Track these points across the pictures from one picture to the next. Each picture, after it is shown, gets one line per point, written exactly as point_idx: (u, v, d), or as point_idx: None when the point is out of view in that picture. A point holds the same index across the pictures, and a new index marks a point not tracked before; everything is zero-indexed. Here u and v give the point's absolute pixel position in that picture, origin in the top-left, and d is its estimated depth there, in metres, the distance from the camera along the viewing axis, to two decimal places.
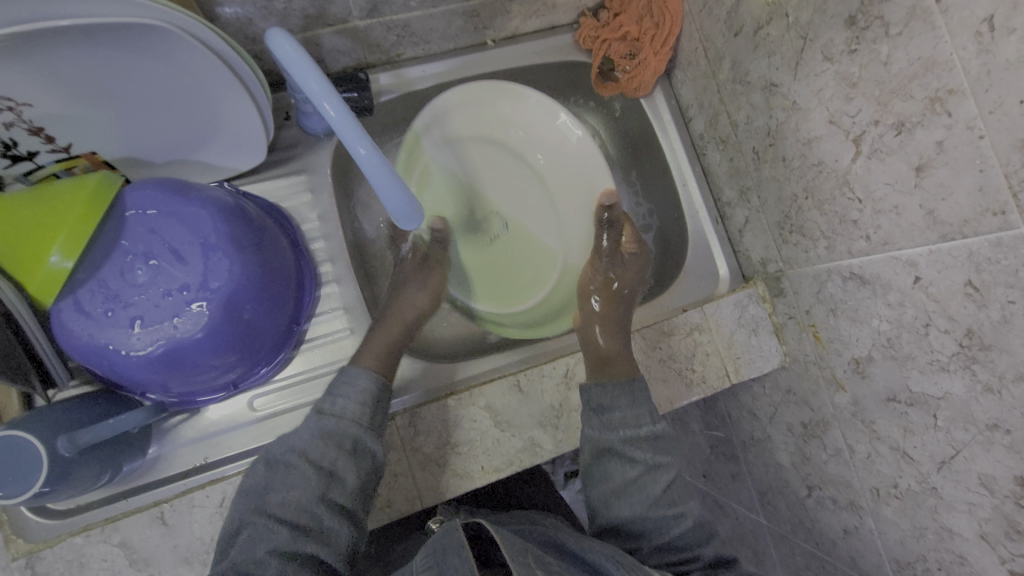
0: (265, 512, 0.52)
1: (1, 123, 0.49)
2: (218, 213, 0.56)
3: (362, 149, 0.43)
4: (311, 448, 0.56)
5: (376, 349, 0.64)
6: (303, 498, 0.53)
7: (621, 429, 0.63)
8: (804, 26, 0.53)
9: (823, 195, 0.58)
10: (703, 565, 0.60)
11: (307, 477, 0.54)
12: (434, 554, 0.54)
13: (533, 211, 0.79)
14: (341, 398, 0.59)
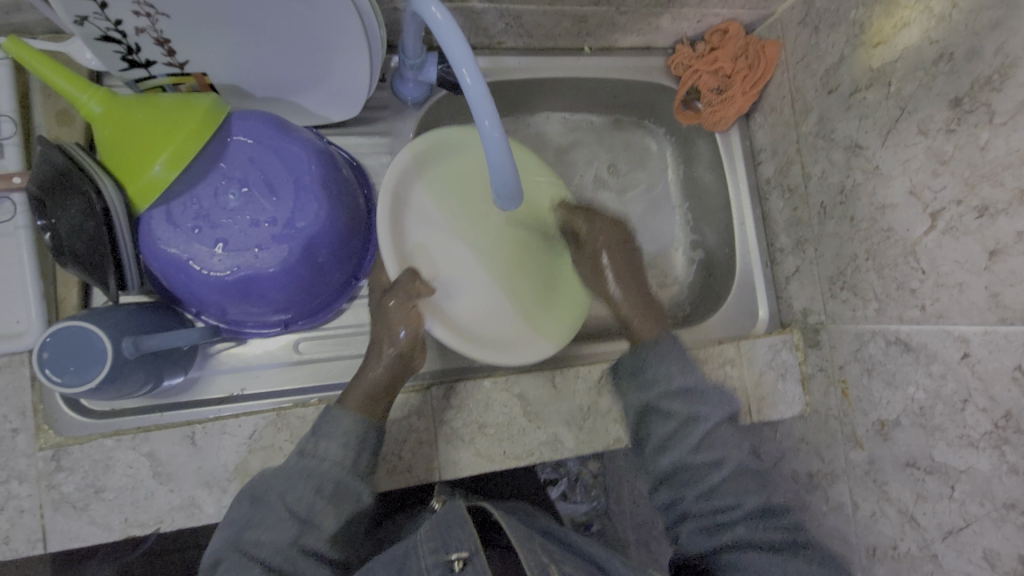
0: (240, 548, 0.50)
1: (133, 27, 0.51)
2: (314, 156, 0.58)
3: (487, 122, 0.45)
4: (290, 490, 0.53)
5: (375, 382, 0.60)
6: (279, 542, 0.51)
7: (657, 386, 0.63)
8: (905, 98, 0.56)
9: (885, 259, 0.60)
10: (746, 514, 0.58)
11: (281, 520, 0.52)
12: (439, 526, 0.54)
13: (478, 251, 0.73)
14: (323, 440, 0.56)
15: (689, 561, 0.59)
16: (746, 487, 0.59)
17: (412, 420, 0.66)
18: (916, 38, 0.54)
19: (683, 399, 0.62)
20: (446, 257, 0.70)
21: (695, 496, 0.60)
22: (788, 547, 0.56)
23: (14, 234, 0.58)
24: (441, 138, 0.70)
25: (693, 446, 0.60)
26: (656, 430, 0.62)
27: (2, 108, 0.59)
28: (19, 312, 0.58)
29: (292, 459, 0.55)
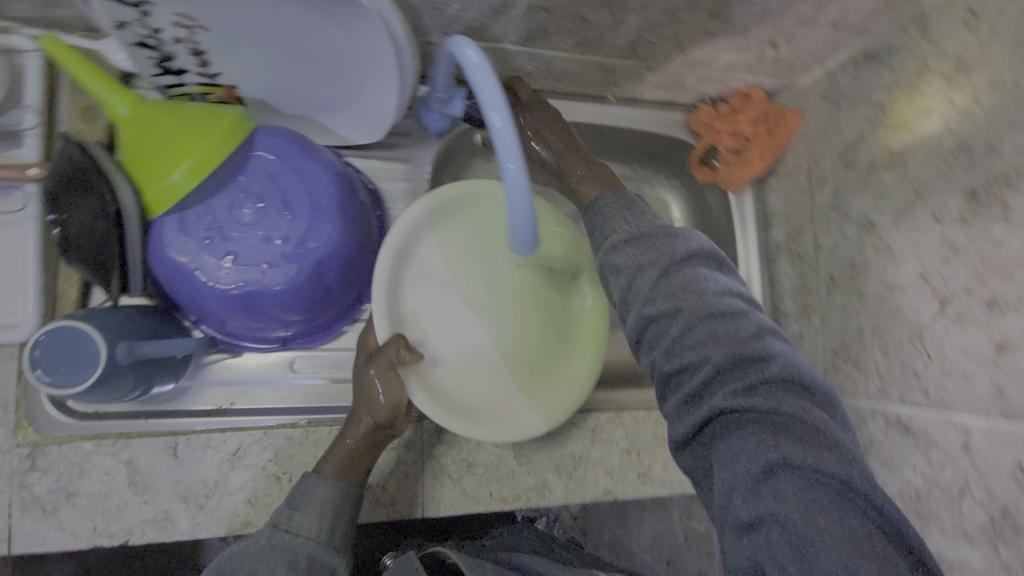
0: None
1: (171, 36, 0.51)
2: (334, 178, 0.58)
3: (511, 165, 0.45)
4: (261, 566, 0.51)
5: (352, 446, 0.59)
6: None
7: (612, 240, 0.57)
8: (922, 183, 0.57)
9: (891, 338, 0.60)
10: (716, 368, 0.48)
11: None
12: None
13: (485, 315, 0.67)
14: (298, 513, 0.55)
15: (681, 442, 0.49)
16: (715, 338, 0.48)
17: (400, 452, 0.64)
18: (937, 127, 0.55)
19: (635, 247, 0.55)
20: (448, 320, 0.66)
21: (669, 359, 0.50)
22: (777, 421, 0.44)
23: (22, 224, 0.57)
24: (452, 196, 0.67)
25: (653, 296, 0.52)
26: (617, 290, 0.56)
27: (29, 99, 0.59)
28: (15, 304, 0.57)
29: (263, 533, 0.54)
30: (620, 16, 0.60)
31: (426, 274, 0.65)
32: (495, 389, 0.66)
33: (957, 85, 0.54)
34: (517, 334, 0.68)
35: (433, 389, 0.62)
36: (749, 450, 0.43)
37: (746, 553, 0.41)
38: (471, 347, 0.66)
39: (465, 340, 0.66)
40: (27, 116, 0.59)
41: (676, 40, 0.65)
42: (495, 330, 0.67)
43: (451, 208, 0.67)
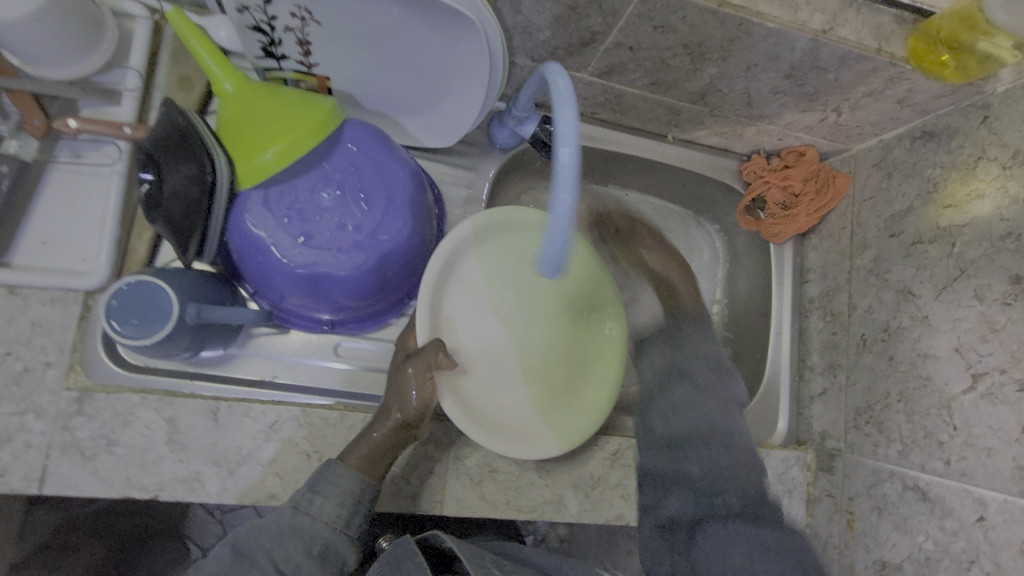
0: None
1: (284, 24, 0.54)
2: (410, 176, 0.61)
3: (564, 198, 0.43)
4: (278, 548, 0.52)
5: (379, 447, 0.59)
6: None
7: (694, 357, 0.68)
8: (966, 261, 0.60)
9: (917, 406, 0.62)
10: (739, 494, 0.60)
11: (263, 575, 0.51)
12: (389, 558, 0.55)
13: (517, 335, 0.69)
14: (318, 499, 0.55)
15: (673, 520, 0.62)
16: (743, 463, 0.61)
17: (429, 449, 0.65)
18: (988, 211, 0.58)
19: (713, 374, 0.66)
20: (482, 334, 0.68)
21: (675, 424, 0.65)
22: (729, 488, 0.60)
23: (107, 178, 0.60)
24: (503, 217, 0.69)
25: (688, 379, 0.66)
26: (680, 393, 0.66)
27: (132, 61, 0.62)
28: (88, 254, 0.59)
29: (284, 515, 0.54)
30: (700, 65, 0.63)
31: (468, 290, 0.67)
32: (518, 407, 0.68)
33: (1013, 175, 0.57)
34: (543, 355, 0.70)
35: (461, 398, 0.64)
36: (743, 558, 0.54)
37: None
38: (498, 362, 0.68)
39: (495, 356, 0.68)
40: (129, 77, 0.62)
41: (746, 94, 0.68)
42: (524, 350, 0.70)
43: (498, 229, 0.69)
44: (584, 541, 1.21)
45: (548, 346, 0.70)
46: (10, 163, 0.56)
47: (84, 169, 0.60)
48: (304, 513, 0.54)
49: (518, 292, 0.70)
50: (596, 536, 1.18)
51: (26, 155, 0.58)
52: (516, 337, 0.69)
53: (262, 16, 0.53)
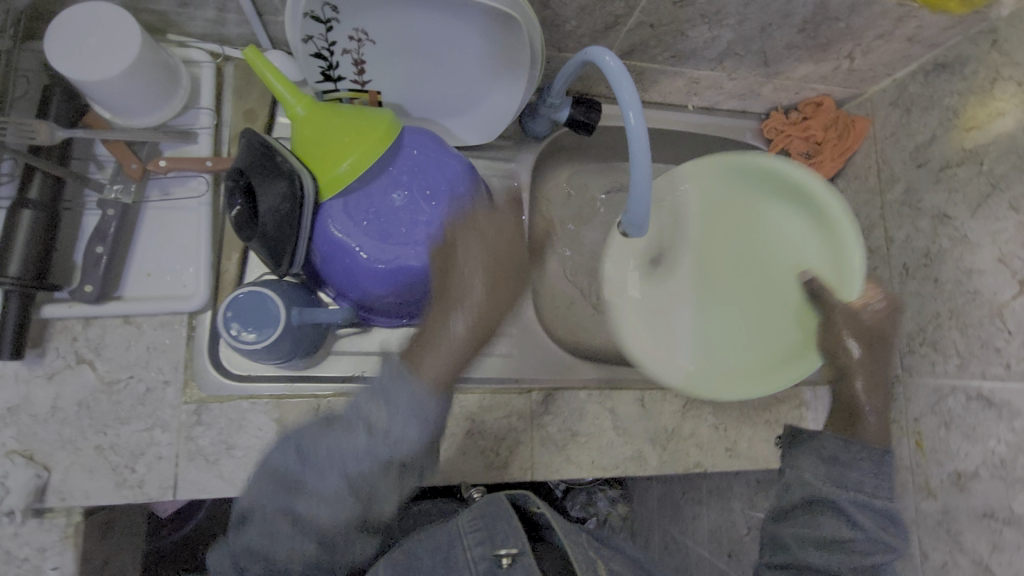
0: (289, 512, 0.51)
1: (341, 48, 0.60)
2: (466, 170, 0.66)
3: (641, 159, 0.54)
4: (350, 462, 0.51)
5: (442, 358, 0.54)
6: (331, 519, 0.51)
7: (855, 490, 0.58)
8: (997, 176, 0.63)
9: (969, 319, 0.65)
10: None
11: (342, 497, 0.51)
12: (483, 519, 0.60)
13: (702, 274, 0.77)
14: (384, 408, 0.52)
15: None
16: None
17: (513, 420, 0.70)
18: (1010, 125, 0.61)
19: (872, 516, 0.58)
20: (676, 267, 0.78)
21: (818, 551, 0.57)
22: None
23: (196, 210, 0.66)
24: (731, 160, 0.72)
25: (850, 519, 0.57)
26: (821, 521, 0.58)
27: (203, 102, 0.68)
28: (187, 279, 0.66)
29: (357, 447, 0.51)
30: (717, 31, 0.68)
31: (675, 228, 0.77)
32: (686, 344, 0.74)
33: None
34: (732, 316, 0.75)
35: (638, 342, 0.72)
36: None
37: None
38: (683, 322, 0.76)
39: (677, 292, 0.77)
40: (202, 116, 0.68)
41: (762, 54, 0.72)
42: (704, 289, 0.77)
43: (719, 172, 0.74)
44: (646, 515, 1.23)
45: (730, 290, 0.76)
46: (114, 207, 0.63)
47: (174, 204, 0.66)
48: (376, 443, 0.52)
49: (722, 237, 0.77)
50: (658, 507, 1.19)
51: (126, 198, 0.64)
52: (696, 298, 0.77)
53: (323, 43, 0.59)
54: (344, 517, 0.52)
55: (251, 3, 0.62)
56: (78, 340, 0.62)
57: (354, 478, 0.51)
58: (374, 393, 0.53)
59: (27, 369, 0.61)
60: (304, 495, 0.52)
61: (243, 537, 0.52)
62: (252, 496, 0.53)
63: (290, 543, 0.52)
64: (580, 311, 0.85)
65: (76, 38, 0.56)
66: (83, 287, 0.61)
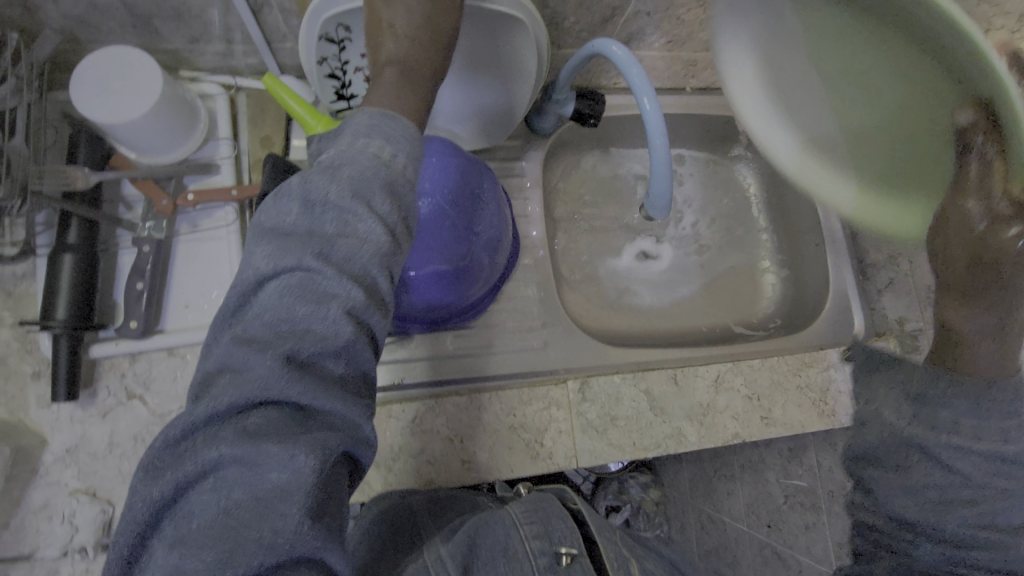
0: (252, 344, 0.32)
1: (354, 66, 0.62)
2: (479, 168, 0.69)
3: (659, 141, 0.56)
4: (320, 230, 0.33)
5: (385, 102, 0.40)
6: (325, 308, 0.32)
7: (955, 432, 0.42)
8: None
9: None
10: None
11: (339, 283, 0.33)
12: (538, 513, 0.54)
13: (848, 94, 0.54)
14: (374, 143, 0.37)
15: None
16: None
17: (552, 411, 0.72)
18: None
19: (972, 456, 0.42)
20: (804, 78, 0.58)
21: (906, 498, 0.43)
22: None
23: (226, 238, 0.68)
24: None
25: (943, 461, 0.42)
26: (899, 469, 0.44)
27: (221, 133, 0.70)
28: None
29: (363, 161, 0.35)
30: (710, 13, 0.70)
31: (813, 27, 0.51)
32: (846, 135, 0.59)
33: None
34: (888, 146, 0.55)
35: (790, 154, 0.65)
36: None
37: None
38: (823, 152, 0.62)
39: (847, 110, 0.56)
40: (222, 147, 0.70)
41: None
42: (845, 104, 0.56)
43: None
44: (678, 499, 1.19)
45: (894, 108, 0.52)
46: (149, 243, 0.64)
47: (204, 235, 0.68)
48: (386, 168, 0.36)
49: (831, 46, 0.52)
50: (690, 487, 1.16)
51: (158, 233, 0.65)
52: (892, 71, 0.48)
53: (337, 62, 0.61)
54: (374, 283, 0.34)
55: (261, 33, 0.64)
56: (127, 376, 0.64)
57: (379, 208, 0.34)
58: (362, 130, 0.37)
59: (81, 410, 0.63)
60: (334, 236, 0.33)
61: (248, 329, 0.32)
62: (264, 263, 0.33)
63: (316, 326, 0.32)
64: (603, 298, 0.87)
65: (102, 83, 0.58)
66: (128, 324, 0.63)
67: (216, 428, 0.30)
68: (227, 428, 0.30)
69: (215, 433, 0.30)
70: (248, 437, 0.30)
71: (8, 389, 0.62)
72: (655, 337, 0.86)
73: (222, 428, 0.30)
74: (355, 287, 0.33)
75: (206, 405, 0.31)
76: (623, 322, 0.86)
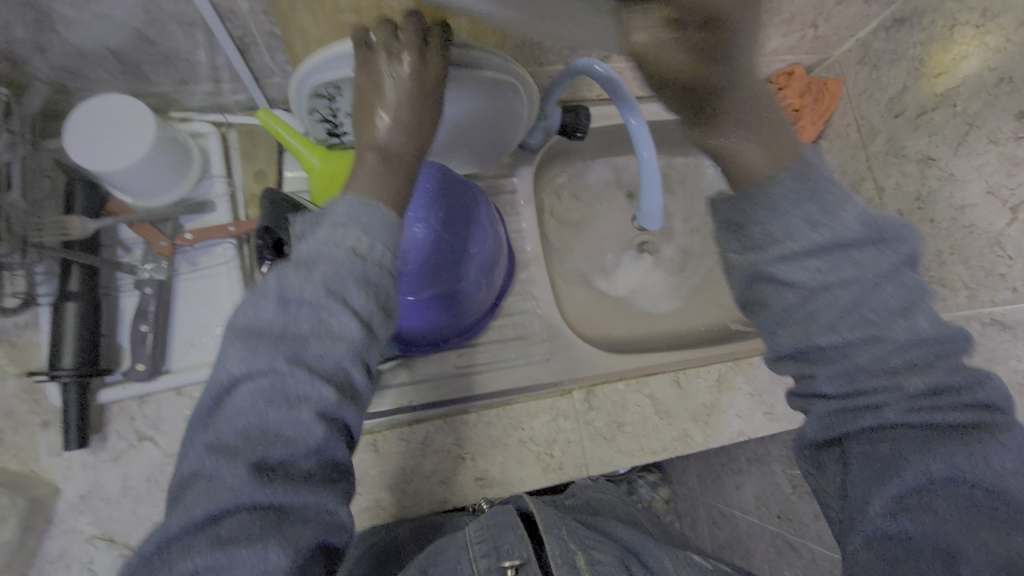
0: (221, 449, 0.36)
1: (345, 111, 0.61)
2: (473, 192, 0.70)
3: (646, 153, 0.58)
4: (292, 325, 0.38)
5: (373, 191, 0.44)
6: (303, 406, 0.36)
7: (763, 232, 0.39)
8: (972, 115, 0.66)
9: (971, 251, 0.67)
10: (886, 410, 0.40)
11: (314, 382, 0.37)
12: (489, 529, 0.54)
13: None
14: (358, 227, 0.41)
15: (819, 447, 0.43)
16: (903, 359, 0.38)
17: (560, 422, 0.73)
18: (976, 67, 0.65)
19: (817, 261, 0.38)
20: None
21: (786, 328, 0.39)
22: (1010, 505, 0.37)
23: (226, 274, 0.69)
24: None
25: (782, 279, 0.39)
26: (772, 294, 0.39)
27: (215, 171, 0.71)
28: None
29: (339, 255, 0.39)
30: None
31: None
32: None
33: (989, 30, 0.63)
34: None
35: None
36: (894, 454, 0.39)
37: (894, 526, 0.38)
38: None
39: None
40: (216, 184, 0.71)
41: None
42: None
43: None
44: (687, 495, 1.21)
45: None
46: (151, 284, 0.65)
47: (204, 272, 0.69)
48: (363, 260, 0.39)
49: None
50: (698, 483, 1.17)
51: (160, 275, 0.66)
52: None
53: (326, 110, 0.60)
54: (347, 376, 0.38)
55: (249, 71, 0.65)
56: (136, 419, 0.64)
57: (354, 301, 0.39)
58: (341, 219, 0.41)
59: (92, 455, 0.63)
60: (310, 333, 0.38)
61: (223, 435, 0.36)
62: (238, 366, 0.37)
63: (288, 428, 0.36)
64: (604, 306, 0.88)
65: (95, 133, 0.59)
66: (136, 366, 0.64)
67: (189, 539, 0.33)
68: (200, 540, 0.33)
69: (189, 545, 0.33)
70: (219, 545, 0.33)
71: (18, 441, 0.62)
72: (656, 341, 0.88)
73: (196, 539, 0.33)
74: (326, 386, 0.37)
75: (185, 514, 0.34)
76: (625, 329, 0.87)
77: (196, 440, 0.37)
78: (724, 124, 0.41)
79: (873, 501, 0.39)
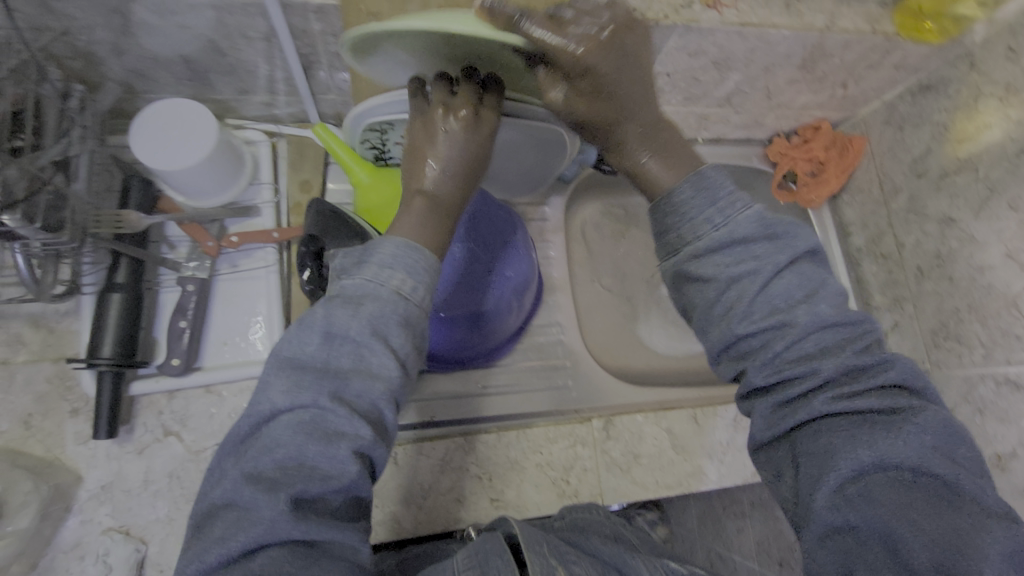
0: (258, 477, 0.39)
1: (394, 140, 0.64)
2: (511, 218, 0.73)
3: None
4: (336, 357, 0.42)
5: (416, 234, 0.48)
6: (340, 443, 0.40)
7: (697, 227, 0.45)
8: (993, 181, 0.69)
9: (988, 311, 0.69)
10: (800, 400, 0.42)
11: (348, 418, 0.40)
12: (477, 553, 0.46)
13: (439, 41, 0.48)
14: (398, 272, 0.45)
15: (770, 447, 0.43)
16: (825, 345, 0.41)
17: (578, 449, 0.74)
18: (999, 137, 0.68)
19: (728, 256, 0.43)
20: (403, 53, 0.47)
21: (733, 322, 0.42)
22: (936, 483, 0.38)
23: (265, 277, 0.71)
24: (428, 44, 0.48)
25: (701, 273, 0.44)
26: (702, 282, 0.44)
27: (263, 177, 0.74)
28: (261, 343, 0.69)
29: (386, 296, 0.44)
30: (726, 74, 0.74)
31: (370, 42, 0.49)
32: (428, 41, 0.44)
33: (1011, 104, 0.67)
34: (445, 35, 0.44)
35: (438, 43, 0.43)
36: (833, 439, 0.39)
37: (838, 516, 0.38)
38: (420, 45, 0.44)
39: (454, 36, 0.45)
40: (263, 191, 0.73)
41: (765, 89, 0.80)
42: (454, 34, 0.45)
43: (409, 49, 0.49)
44: (686, 535, 1.19)
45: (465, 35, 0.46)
46: (193, 282, 0.67)
47: (244, 274, 0.70)
48: (406, 302, 0.44)
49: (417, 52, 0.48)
50: (699, 523, 1.16)
51: (202, 273, 0.68)
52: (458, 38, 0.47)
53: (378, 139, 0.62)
54: (380, 417, 0.42)
55: (309, 87, 0.68)
56: (164, 413, 0.65)
57: (393, 342, 0.43)
58: (389, 259, 0.45)
59: (117, 446, 0.64)
60: (351, 369, 0.42)
61: (260, 467, 0.40)
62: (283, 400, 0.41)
63: (321, 463, 0.39)
64: (624, 337, 0.90)
65: (160, 135, 0.61)
66: (170, 361, 0.65)
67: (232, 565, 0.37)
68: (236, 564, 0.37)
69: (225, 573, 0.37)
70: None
71: (45, 426, 0.63)
72: (672, 376, 0.89)
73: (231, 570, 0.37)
74: (363, 425, 0.41)
75: (219, 545, 0.38)
76: (643, 362, 0.89)
77: (233, 469, 0.40)
78: (644, 145, 0.49)
79: (818, 492, 0.38)
